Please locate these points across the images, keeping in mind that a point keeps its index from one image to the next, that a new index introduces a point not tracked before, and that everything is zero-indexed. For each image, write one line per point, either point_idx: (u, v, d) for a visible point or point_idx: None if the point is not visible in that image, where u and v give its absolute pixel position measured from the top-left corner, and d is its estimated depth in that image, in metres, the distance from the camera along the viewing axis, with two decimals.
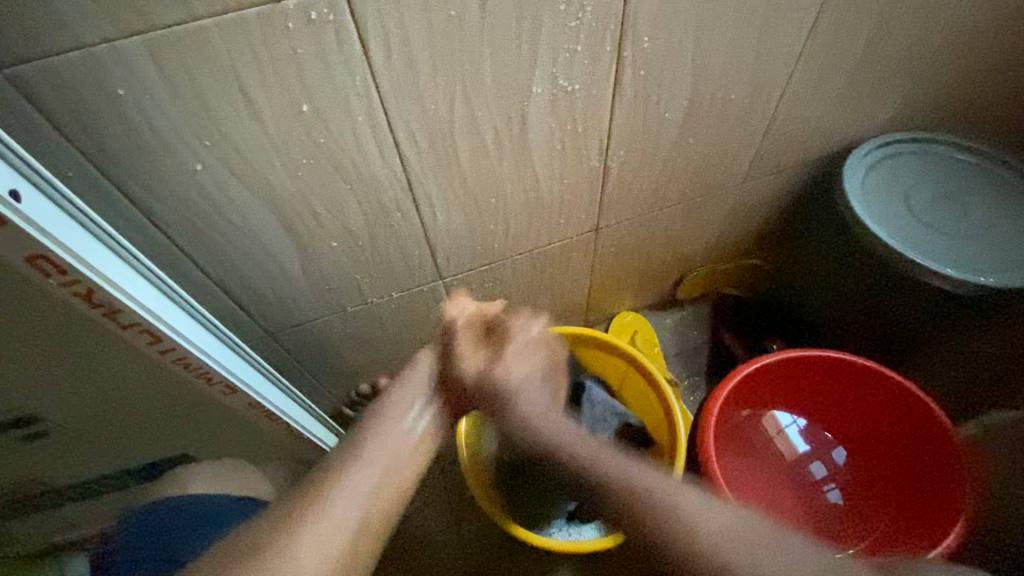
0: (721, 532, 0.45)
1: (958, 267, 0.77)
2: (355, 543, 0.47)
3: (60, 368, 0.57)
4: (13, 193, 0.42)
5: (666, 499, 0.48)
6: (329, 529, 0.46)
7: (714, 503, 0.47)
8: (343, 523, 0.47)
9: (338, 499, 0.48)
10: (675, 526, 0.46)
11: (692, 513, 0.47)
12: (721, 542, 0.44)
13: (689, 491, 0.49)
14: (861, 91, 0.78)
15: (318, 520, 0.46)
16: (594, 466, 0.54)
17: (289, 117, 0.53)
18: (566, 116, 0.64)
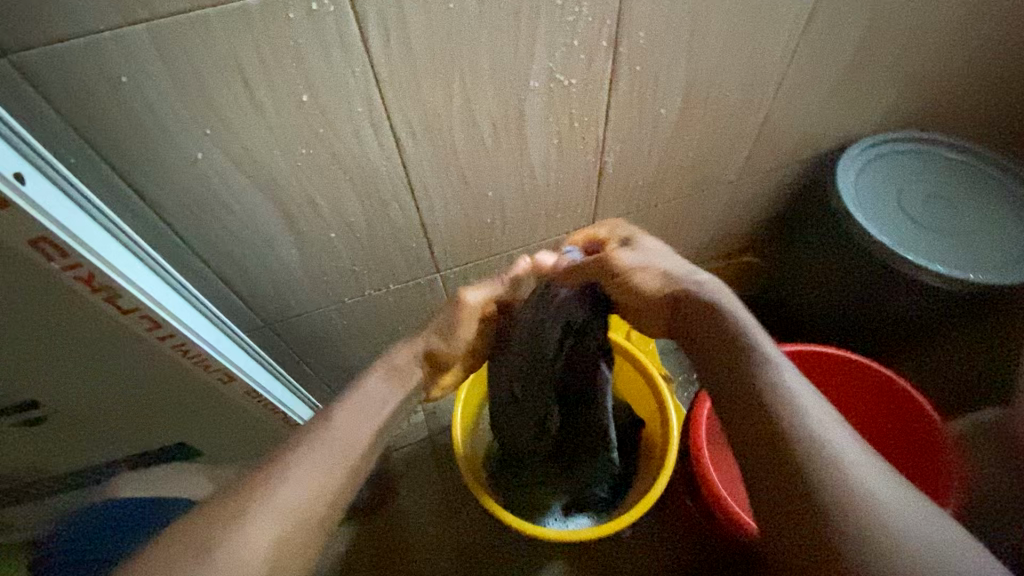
0: (890, 512, 0.41)
1: (948, 264, 0.78)
2: (312, 518, 0.47)
3: (58, 353, 0.57)
4: (18, 176, 0.42)
5: (843, 468, 0.42)
6: (284, 506, 0.46)
7: (887, 482, 0.43)
8: (299, 500, 0.46)
9: (292, 475, 0.47)
10: (843, 495, 0.41)
11: (861, 482, 0.42)
12: (890, 520, 0.40)
13: (861, 461, 0.44)
14: (853, 91, 0.79)
15: (272, 496, 0.46)
16: (776, 395, 0.47)
17: (289, 107, 0.53)
18: (563, 111, 0.65)
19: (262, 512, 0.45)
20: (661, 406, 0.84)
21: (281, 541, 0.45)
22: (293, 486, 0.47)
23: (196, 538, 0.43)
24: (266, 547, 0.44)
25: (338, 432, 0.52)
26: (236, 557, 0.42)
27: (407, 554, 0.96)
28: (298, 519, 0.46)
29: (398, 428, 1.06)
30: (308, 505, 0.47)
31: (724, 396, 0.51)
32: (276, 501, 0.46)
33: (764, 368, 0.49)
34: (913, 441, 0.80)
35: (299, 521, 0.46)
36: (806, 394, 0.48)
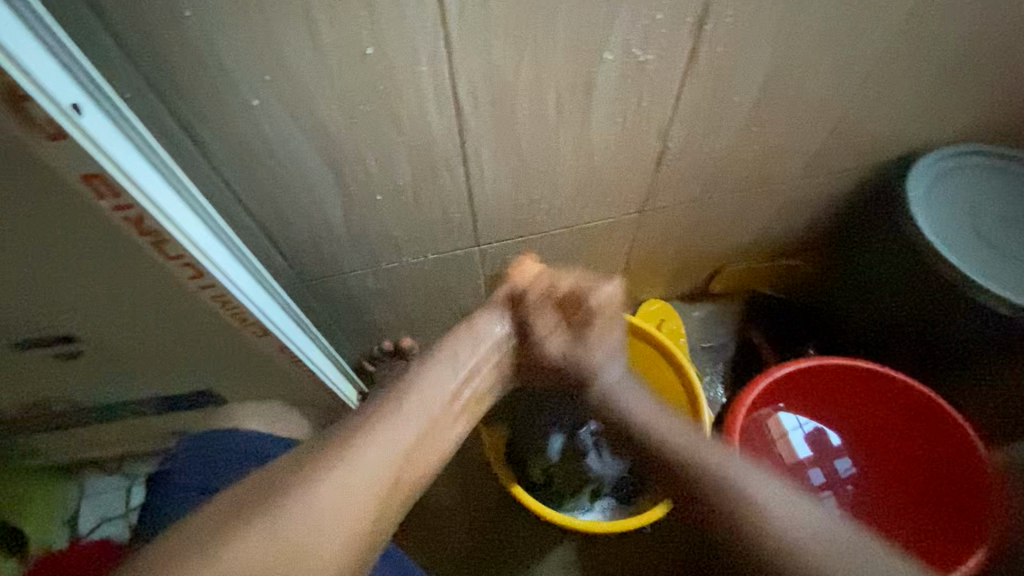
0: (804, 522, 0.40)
1: (1016, 292, 0.73)
2: (383, 493, 0.41)
3: (98, 291, 0.57)
4: (75, 107, 0.41)
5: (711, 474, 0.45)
6: (356, 475, 0.41)
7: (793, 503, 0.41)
8: (368, 472, 0.41)
9: (372, 441, 0.42)
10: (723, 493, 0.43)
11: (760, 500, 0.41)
12: (810, 530, 0.39)
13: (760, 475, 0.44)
14: (943, 96, 0.73)
15: (346, 458, 0.41)
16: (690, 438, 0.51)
17: (353, 60, 0.51)
18: (634, 88, 0.61)
19: (333, 477, 0.40)
20: (693, 406, 0.82)
21: (343, 523, 0.39)
22: (369, 454, 0.42)
23: (264, 491, 0.40)
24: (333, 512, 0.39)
25: (418, 407, 0.46)
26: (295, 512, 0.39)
27: (421, 520, 0.97)
28: (371, 494, 0.41)
29: None
30: (382, 474, 0.42)
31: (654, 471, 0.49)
32: (345, 469, 0.41)
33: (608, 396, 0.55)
34: (954, 469, 0.78)
35: (367, 499, 0.40)
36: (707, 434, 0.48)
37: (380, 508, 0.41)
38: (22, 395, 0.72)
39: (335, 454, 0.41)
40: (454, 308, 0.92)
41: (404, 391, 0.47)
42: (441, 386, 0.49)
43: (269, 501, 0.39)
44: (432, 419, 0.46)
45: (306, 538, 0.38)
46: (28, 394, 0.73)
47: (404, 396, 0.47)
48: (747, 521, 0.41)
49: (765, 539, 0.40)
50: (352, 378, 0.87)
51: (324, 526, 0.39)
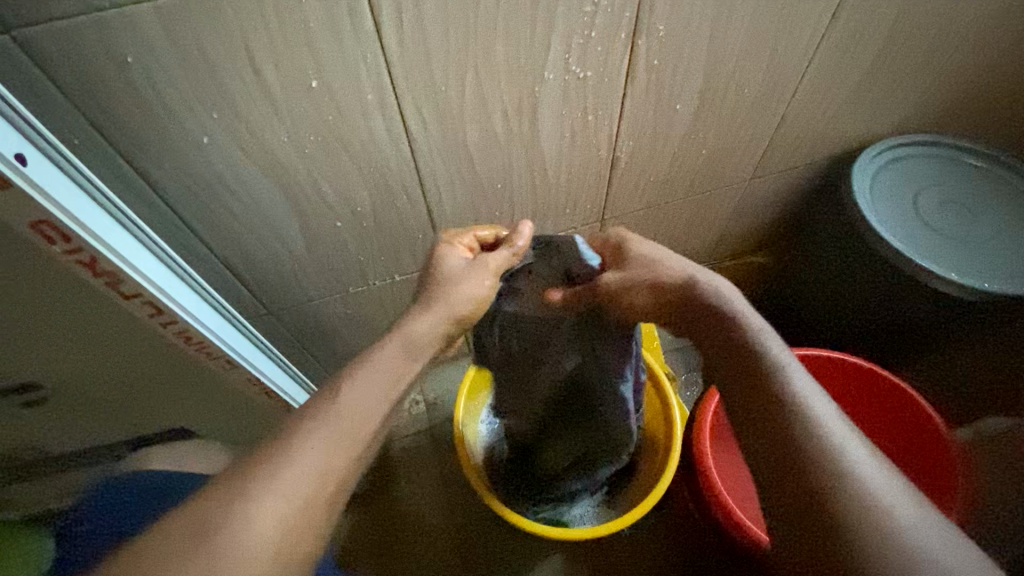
0: (913, 525, 0.37)
1: (960, 272, 0.76)
2: (316, 507, 0.43)
3: (57, 336, 0.57)
4: (18, 156, 0.42)
5: (823, 451, 0.40)
6: (288, 495, 0.42)
7: (922, 514, 0.38)
8: (297, 491, 0.42)
9: (295, 467, 0.43)
10: (825, 461, 0.40)
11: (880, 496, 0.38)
12: (904, 532, 0.36)
13: (884, 482, 0.39)
14: (875, 92, 0.77)
15: (275, 481, 0.42)
16: (779, 377, 0.46)
17: (298, 93, 0.52)
18: (578, 103, 0.64)
19: (266, 499, 0.41)
20: (665, 405, 0.84)
21: (281, 535, 0.41)
22: (296, 477, 0.42)
23: (195, 525, 0.39)
24: (273, 532, 0.40)
25: (340, 421, 0.47)
26: (236, 533, 0.39)
27: (406, 544, 0.96)
28: (298, 510, 0.42)
29: (400, 418, 1.06)
30: (312, 493, 0.43)
31: (746, 417, 0.46)
32: (275, 491, 0.41)
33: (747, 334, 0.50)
34: (921, 452, 0.79)
35: (302, 517, 0.42)
36: (811, 389, 0.45)
37: (312, 522, 0.43)
38: None
39: (262, 483, 0.41)
40: None
41: (323, 416, 0.46)
42: (370, 402, 0.49)
43: (202, 533, 0.39)
44: (360, 434, 0.47)
45: (246, 557, 0.39)
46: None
47: (332, 415, 0.46)
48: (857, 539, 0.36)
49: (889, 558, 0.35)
50: None
51: (261, 548, 0.40)
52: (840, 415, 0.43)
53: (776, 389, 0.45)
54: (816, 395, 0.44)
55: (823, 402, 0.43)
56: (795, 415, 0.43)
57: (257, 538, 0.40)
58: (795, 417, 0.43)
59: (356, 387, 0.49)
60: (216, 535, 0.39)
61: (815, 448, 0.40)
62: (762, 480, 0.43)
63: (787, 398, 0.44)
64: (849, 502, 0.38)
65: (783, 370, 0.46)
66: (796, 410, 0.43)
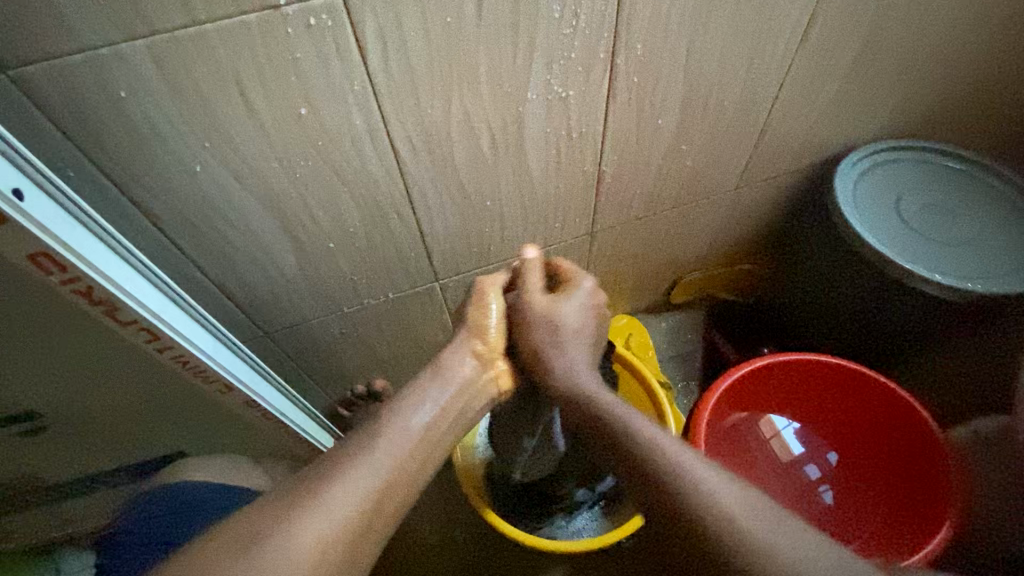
0: (781, 540, 0.41)
1: (944, 273, 0.78)
2: (365, 521, 0.45)
3: (56, 365, 0.58)
4: (17, 191, 0.43)
5: (681, 488, 0.45)
6: (338, 507, 0.44)
7: (778, 519, 0.42)
8: (348, 504, 0.45)
9: (345, 480, 0.46)
10: (686, 497, 0.45)
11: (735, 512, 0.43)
12: (769, 543, 0.41)
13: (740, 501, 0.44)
14: (852, 101, 0.79)
15: (326, 494, 0.44)
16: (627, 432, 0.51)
17: (288, 121, 0.54)
18: (562, 121, 0.65)
19: (319, 509, 0.43)
20: (660, 414, 0.84)
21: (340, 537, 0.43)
22: (346, 488, 0.45)
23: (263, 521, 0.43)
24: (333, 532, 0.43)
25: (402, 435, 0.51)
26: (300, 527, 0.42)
27: (408, 563, 0.96)
28: (349, 523, 0.44)
29: None
30: (359, 506, 0.45)
31: (632, 487, 0.49)
32: (326, 503, 0.44)
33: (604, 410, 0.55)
34: (916, 453, 0.80)
35: (353, 529, 0.44)
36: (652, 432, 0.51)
37: (367, 530, 0.45)
38: None
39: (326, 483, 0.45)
40: (422, 345, 0.94)
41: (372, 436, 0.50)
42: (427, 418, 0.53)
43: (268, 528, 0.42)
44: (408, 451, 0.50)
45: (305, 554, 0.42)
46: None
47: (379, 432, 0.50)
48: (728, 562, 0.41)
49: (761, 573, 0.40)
50: (325, 425, 0.88)
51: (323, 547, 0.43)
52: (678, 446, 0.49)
53: (637, 449, 0.50)
54: (656, 437, 0.50)
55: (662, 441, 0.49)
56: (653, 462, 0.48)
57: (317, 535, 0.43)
58: (653, 467, 0.48)
59: (409, 404, 0.54)
60: (277, 531, 0.42)
61: (678, 489, 0.45)
62: (665, 539, 0.47)
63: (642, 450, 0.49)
64: (723, 537, 0.42)
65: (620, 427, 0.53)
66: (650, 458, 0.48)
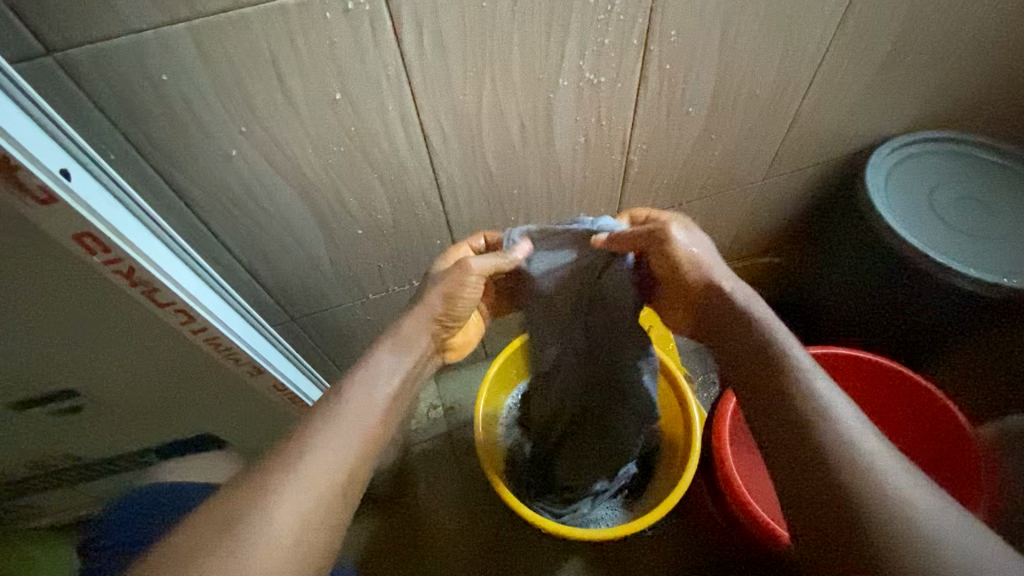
0: (920, 501, 0.40)
1: (979, 268, 0.76)
2: (330, 507, 0.46)
3: (92, 345, 0.59)
4: (63, 172, 0.44)
5: (845, 440, 0.43)
6: (306, 493, 0.45)
7: (938, 500, 0.41)
8: (318, 491, 0.45)
9: (310, 458, 0.46)
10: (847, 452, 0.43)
11: (900, 483, 0.41)
12: (923, 516, 0.39)
13: (936, 508, 0.40)
14: (887, 90, 0.78)
15: (294, 479, 0.45)
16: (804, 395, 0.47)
17: (322, 106, 0.54)
18: (592, 108, 0.65)
19: (285, 499, 0.44)
20: (684, 407, 0.84)
21: (303, 527, 0.44)
22: (310, 481, 0.45)
23: (216, 527, 0.42)
24: (295, 525, 0.44)
25: (357, 416, 0.50)
26: (265, 525, 0.42)
27: (429, 546, 0.97)
28: (316, 509, 0.45)
29: (419, 422, 1.07)
30: (327, 488, 0.46)
31: (779, 433, 0.47)
32: (287, 495, 0.44)
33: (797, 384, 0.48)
34: (944, 448, 0.79)
35: (316, 516, 0.45)
36: (841, 406, 0.46)
37: (330, 515, 0.46)
38: (24, 455, 0.74)
39: (283, 472, 0.45)
40: None
41: (334, 421, 0.49)
42: (379, 395, 0.53)
43: (224, 529, 0.42)
44: (370, 429, 0.50)
45: (270, 551, 0.42)
46: (31, 453, 0.74)
47: (340, 414, 0.50)
48: (885, 524, 0.39)
49: (918, 547, 0.38)
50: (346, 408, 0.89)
51: (285, 539, 0.43)
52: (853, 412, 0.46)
53: (817, 414, 0.45)
54: (833, 398, 0.46)
55: (839, 403, 0.46)
56: (811, 407, 0.46)
57: (280, 531, 0.43)
58: (816, 415, 0.45)
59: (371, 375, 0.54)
60: (239, 524, 0.42)
61: (845, 447, 0.43)
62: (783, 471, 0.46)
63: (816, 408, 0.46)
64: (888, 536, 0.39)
65: (818, 401, 0.46)
66: (824, 417, 0.45)
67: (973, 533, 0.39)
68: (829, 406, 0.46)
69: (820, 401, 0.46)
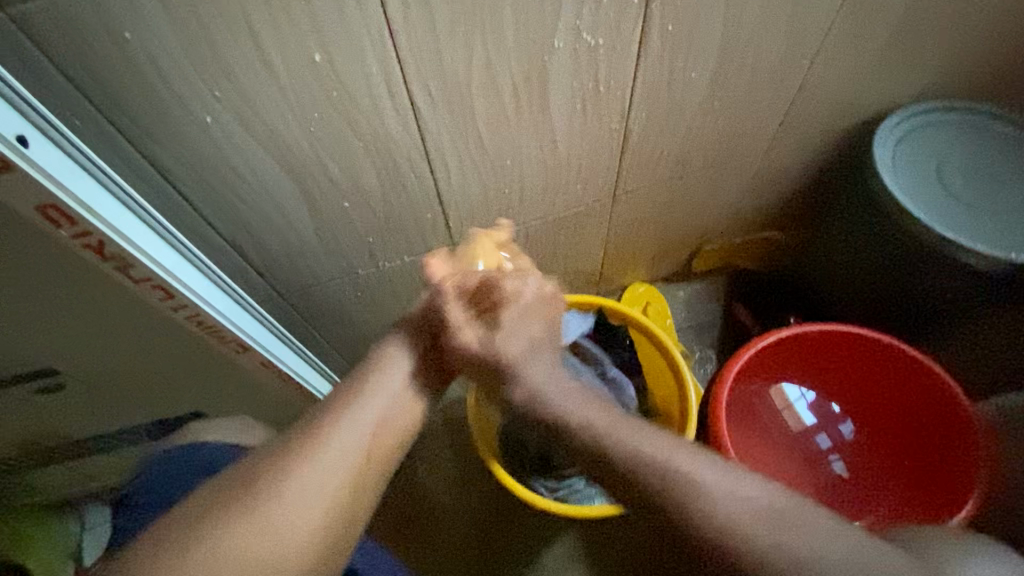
0: (734, 506, 0.45)
1: (986, 242, 0.74)
2: (347, 491, 0.47)
3: (70, 322, 0.57)
4: (21, 138, 0.41)
5: (659, 476, 0.48)
6: (326, 476, 0.46)
7: (760, 490, 0.47)
8: (336, 472, 0.47)
9: (331, 441, 0.48)
10: (664, 487, 0.48)
11: (712, 494, 0.46)
12: (739, 519, 0.45)
13: (755, 506, 0.45)
14: (899, 56, 0.74)
15: (310, 465, 0.46)
16: (610, 445, 0.52)
17: (302, 69, 0.50)
18: (589, 73, 0.61)
19: (301, 479, 0.45)
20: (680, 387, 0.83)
21: (325, 503, 0.45)
22: (330, 464, 0.47)
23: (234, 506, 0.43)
24: (319, 503, 0.45)
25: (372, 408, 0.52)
26: (287, 503, 0.44)
27: (424, 520, 0.97)
28: (339, 485, 0.47)
29: None
30: (350, 468, 0.48)
31: (620, 497, 0.52)
32: (308, 477, 0.45)
33: (613, 441, 0.52)
34: (944, 424, 0.78)
35: (341, 492, 0.46)
36: (645, 435, 0.51)
37: (351, 492, 0.47)
38: (10, 433, 0.72)
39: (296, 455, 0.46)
40: None
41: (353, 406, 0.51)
42: (392, 388, 0.54)
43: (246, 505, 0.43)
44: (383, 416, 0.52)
45: (298, 520, 0.44)
46: (17, 432, 0.72)
47: (352, 403, 0.52)
48: (725, 552, 0.44)
49: (761, 554, 0.43)
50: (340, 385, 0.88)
51: (308, 516, 0.45)
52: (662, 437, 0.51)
53: (629, 459, 0.50)
54: (636, 436, 0.51)
55: (645, 438, 0.51)
56: (629, 454, 0.50)
57: (304, 509, 0.45)
58: (631, 465, 0.50)
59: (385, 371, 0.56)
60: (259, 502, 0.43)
61: (659, 488, 0.48)
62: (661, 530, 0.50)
63: (630, 458, 0.50)
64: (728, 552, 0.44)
65: (624, 449, 0.51)
66: (636, 463, 0.50)
67: (790, 516, 0.44)
68: (644, 445, 0.50)
69: (626, 448, 0.51)
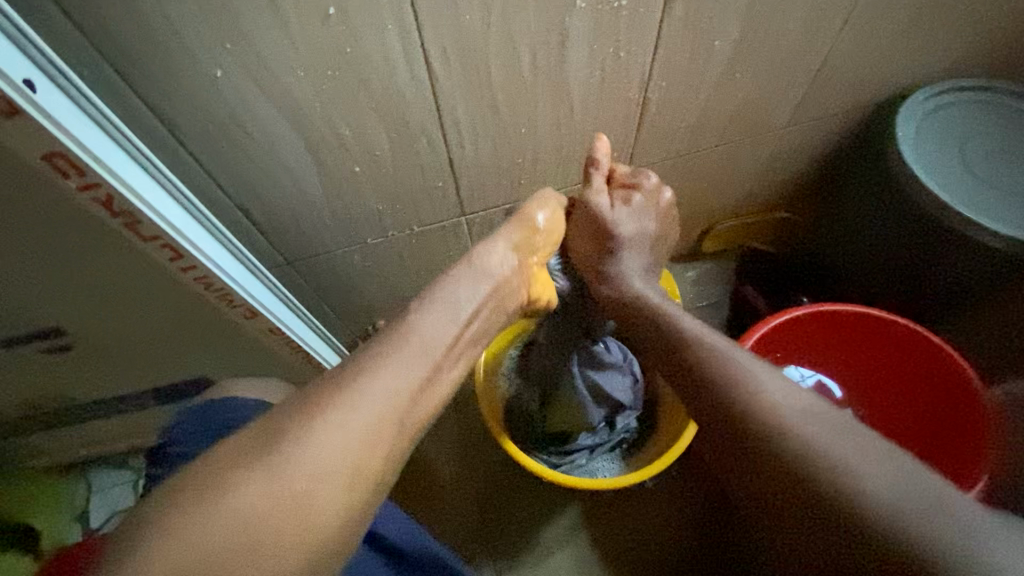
0: (845, 448, 0.40)
1: (1009, 224, 0.72)
2: (373, 445, 0.37)
3: (78, 280, 0.56)
4: (27, 82, 0.40)
5: (771, 408, 0.43)
6: (359, 423, 0.37)
7: (838, 431, 0.41)
8: (369, 428, 0.38)
9: (372, 382, 0.39)
10: (767, 419, 0.42)
11: (821, 437, 0.40)
12: (832, 458, 0.39)
13: (850, 452, 0.40)
14: (930, 30, 0.71)
15: (336, 411, 0.37)
16: (728, 372, 0.47)
17: (315, 23, 0.49)
18: (609, 36, 0.59)
19: (334, 418, 0.37)
20: None
21: (352, 458, 0.37)
22: (368, 405, 0.38)
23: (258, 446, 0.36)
24: (343, 456, 0.36)
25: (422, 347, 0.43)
26: (305, 450, 0.36)
27: (428, 490, 0.98)
28: (371, 441, 0.38)
29: None
30: (384, 419, 0.38)
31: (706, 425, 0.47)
32: (332, 426, 0.37)
33: (721, 371, 0.47)
34: (952, 405, 0.78)
35: (368, 445, 0.37)
36: (754, 365, 0.47)
37: (377, 448, 0.38)
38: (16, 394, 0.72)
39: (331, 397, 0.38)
40: None
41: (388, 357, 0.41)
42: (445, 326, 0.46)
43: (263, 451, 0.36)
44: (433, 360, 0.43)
45: (312, 478, 0.35)
46: (24, 392, 0.72)
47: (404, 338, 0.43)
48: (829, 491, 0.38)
49: (855, 497, 0.38)
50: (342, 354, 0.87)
51: (332, 473, 0.36)
52: (783, 382, 0.45)
53: (739, 385, 0.45)
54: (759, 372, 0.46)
55: (770, 379, 0.45)
56: (729, 387, 0.46)
57: (321, 461, 0.36)
58: (742, 400, 0.44)
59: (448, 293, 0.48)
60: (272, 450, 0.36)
61: (774, 425, 0.42)
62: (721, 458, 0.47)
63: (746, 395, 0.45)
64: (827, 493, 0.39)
65: (751, 379, 0.45)
66: (755, 401, 0.44)
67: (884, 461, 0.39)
68: (748, 375, 0.46)
69: (745, 375, 0.46)
